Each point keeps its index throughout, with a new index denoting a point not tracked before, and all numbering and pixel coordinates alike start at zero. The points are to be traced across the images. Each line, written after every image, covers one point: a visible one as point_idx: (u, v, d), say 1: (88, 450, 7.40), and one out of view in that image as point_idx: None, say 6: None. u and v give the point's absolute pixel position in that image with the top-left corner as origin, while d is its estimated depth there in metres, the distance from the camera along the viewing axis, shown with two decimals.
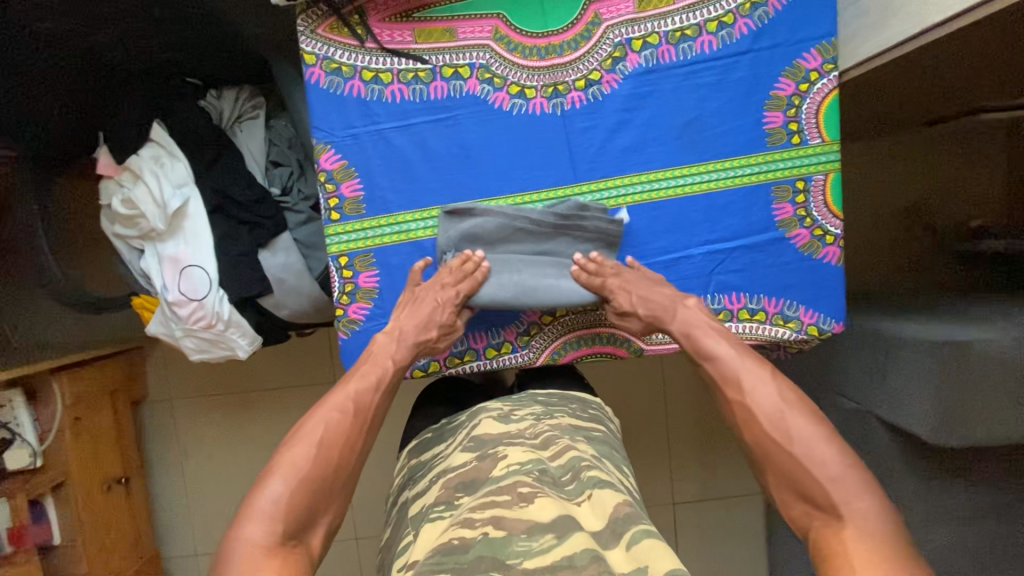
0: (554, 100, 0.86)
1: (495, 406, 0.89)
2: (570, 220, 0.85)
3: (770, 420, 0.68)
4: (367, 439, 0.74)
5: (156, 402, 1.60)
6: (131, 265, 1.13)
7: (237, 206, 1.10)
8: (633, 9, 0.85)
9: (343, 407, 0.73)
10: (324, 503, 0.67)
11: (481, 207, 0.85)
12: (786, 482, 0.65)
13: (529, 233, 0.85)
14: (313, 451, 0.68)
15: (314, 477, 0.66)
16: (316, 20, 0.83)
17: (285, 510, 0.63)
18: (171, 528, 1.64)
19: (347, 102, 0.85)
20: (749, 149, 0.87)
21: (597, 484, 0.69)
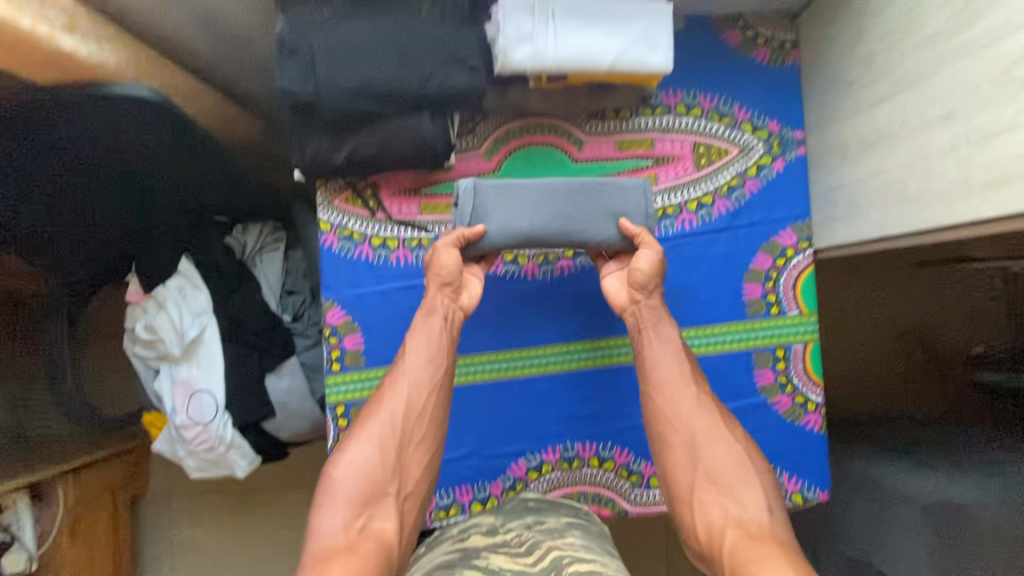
0: (545, 267, 0.93)
1: (487, 520, 0.86)
2: (592, 187, 0.84)
3: (707, 435, 0.79)
4: (416, 415, 0.81)
5: (153, 503, 1.61)
6: (146, 384, 1.20)
7: (251, 333, 1.17)
8: None
9: (407, 385, 0.81)
10: (387, 478, 0.78)
11: (506, 184, 0.84)
12: (712, 479, 0.77)
13: (559, 201, 0.84)
14: (371, 440, 0.78)
15: (374, 462, 0.77)
16: (333, 193, 0.92)
17: (354, 488, 0.76)
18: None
19: (355, 266, 0.93)
20: (730, 317, 0.92)
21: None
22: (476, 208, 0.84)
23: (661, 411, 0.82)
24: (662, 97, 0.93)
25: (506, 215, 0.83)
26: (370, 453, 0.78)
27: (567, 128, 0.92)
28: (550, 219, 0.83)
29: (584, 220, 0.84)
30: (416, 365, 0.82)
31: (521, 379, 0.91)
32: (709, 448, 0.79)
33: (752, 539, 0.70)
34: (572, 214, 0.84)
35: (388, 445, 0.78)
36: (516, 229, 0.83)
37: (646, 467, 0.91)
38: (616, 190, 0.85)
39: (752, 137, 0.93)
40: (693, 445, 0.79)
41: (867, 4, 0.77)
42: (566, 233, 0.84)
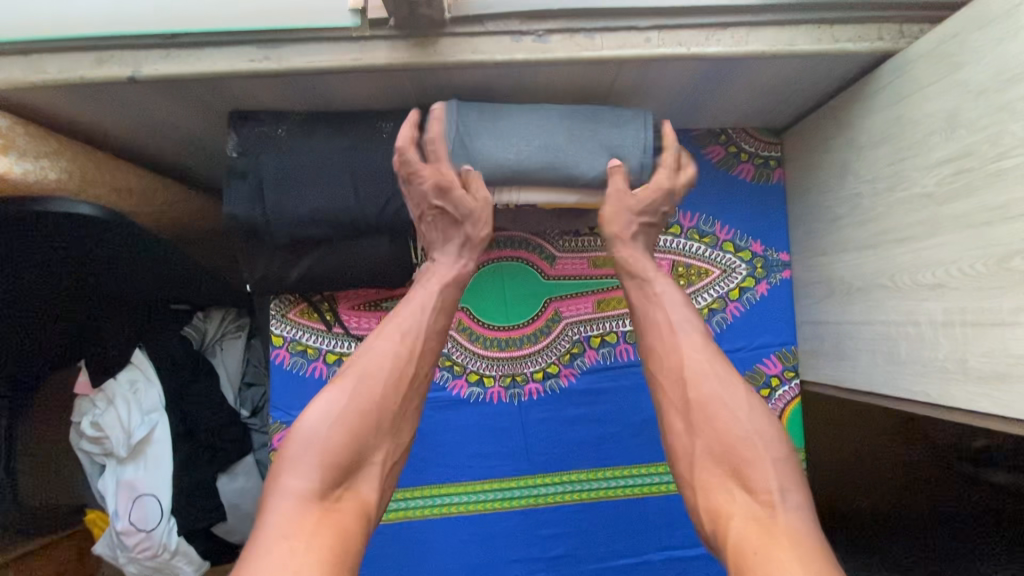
0: (512, 390, 0.86)
1: None
2: (586, 117, 0.75)
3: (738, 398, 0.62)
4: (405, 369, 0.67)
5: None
6: (92, 480, 1.12)
7: (204, 430, 1.11)
8: (591, 309, 0.87)
9: (391, 333, 0.68)
10: (376, 438, 0.63)
11: (492, 109, 0.74)
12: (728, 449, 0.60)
13: (547, 128, 0.74)
14: (350, 386, 0.63)
15: (348, 412, 0.61)
16: (287, 305, 0.87)
17: (326, 447, 0.59)
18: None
19: (307, 384, 0.86)
20: None
21: None
22: (459, 133, 0.73)
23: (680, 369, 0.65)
24: (678, 215, 0.88)
25: (490, 140, 0.73)
26: (349, 399, 0.62)
27: (537, 245, 0.88)
28: (537, 145, 0.73)
29: (577, 152, 0.74)
30: (402, 317, 0.69)
31: (481, 515, 0.84)
32: (738, 414, 0.61)
33: (779, 531, 0.53)
34: (562, 142, 0.74)
35: (366, 397, 0.63)
36: (499, 160, 0.73)
37: None
38: (612, 122, 0.75)
39: (734, 258, 0.88)
40: (717, 411, 0.62)
41: (851, 140, 0.74)
42: (555, 168, 0.73)
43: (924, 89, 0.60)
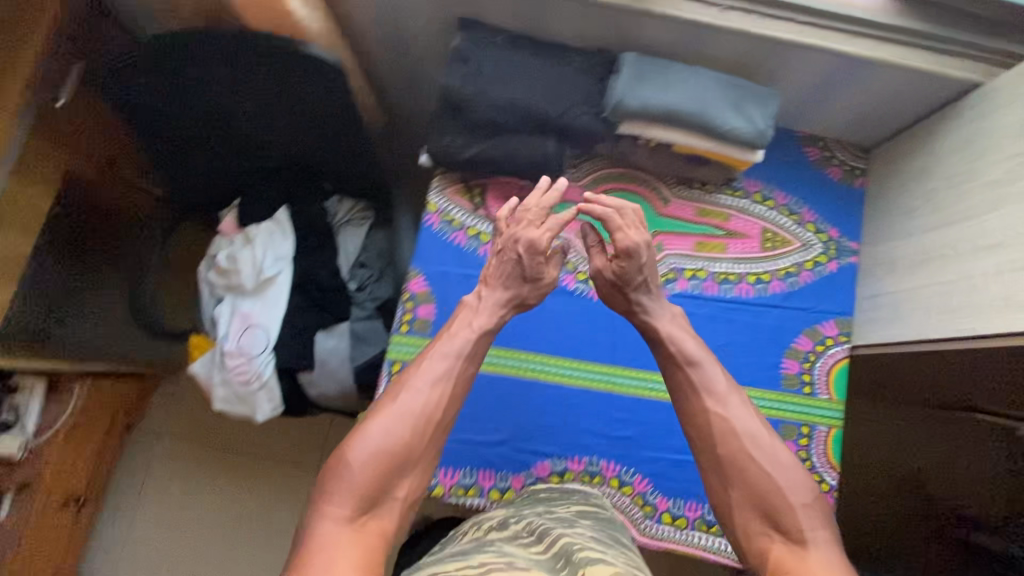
0: None
1: (496, 516, 0.88)
2: (735, 87, 0.93)
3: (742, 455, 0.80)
4: (438, 407, 0.81)
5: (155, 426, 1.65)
6: (206, 308, 1.27)
7: (319, 288, 1.26)
8: (690, 247, 1.04)
9: (427, 380, 0.82)
10: (404, 469, 0.78)
11: (663, 64, 0.92)
12: (756, 499, 0.78)
13: (703, 88, 0.91)
14: (388, 426, 0.78)
15: (383, 447, 0.77)
16: (447, 183, 1.06)
17: (358, 481, 0.74)
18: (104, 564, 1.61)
19: (448, 247, 1.04)
20: (762, 384, 1.01)
21: (587, 562, 0.66)
22: (633, 76, 0.91)
23: (706, 436, 0.82)
24: (772, 193, 1.07)
25: (656, 87, 0.90)
26: (389, 438, 0.77)
27: (657, 186, 1.06)
28: (693, 98, 0.90)
29: (722, 109, 0.91)
30: (431, 362, 0.84)
31: (566, 388, 0.99)
32: (760, 474, 0.78)
33: (808, 567, 0.71)
34: (713, 100, 0.91)
35: (398, 432, 0.78)
36: (661, 101, 0.90)
37: (661, 502, 0.96)
38: (756, 96, 0.93)
39: (814, 237, 1.06)
40: (745, 467, 0.79)
41: (936, 148, 0.94)
42: (702, 117, 0.90)
43: (1004, 108, 0.81)
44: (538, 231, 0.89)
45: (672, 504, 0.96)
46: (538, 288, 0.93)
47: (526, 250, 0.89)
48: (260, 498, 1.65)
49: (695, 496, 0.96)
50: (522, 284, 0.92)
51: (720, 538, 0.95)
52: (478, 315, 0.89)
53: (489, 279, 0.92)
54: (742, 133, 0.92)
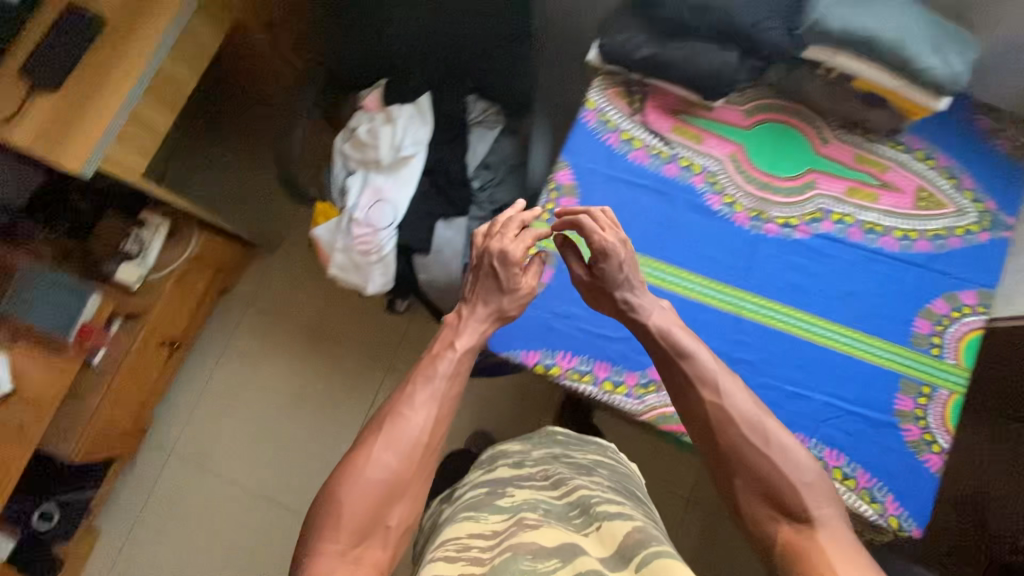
0: (754, 222, 1.02)
1: (514, 452, 1.06)
2: (940, 29, 0.94)
3: (743, 443, 0.78)
4: (425, 432, 0.82)
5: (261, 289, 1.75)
6: (337, 177, 1.32)
7: (448, 179, 1.30)
8: (842, 191, 1.03)
9: (418, 404, 0.83)
10: (394, 501, 0.77)
11: None
12: (756, 484, 0.76)
13: (909, 21, 0.93)
14: (364, 483, 0.76)
15: (371, 478, 0.77)
16: (609, 84, 1.06)
17: (349, 514, 0.74)
18: (182, 407, 1.74)
19: (599, 146, 1.04)
20: (890, 337, 1.00)
21: (607, 517, 0.79)
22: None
23: (705, 429, 0.80)
24: (937, 153, 1.05)
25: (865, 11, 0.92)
26: (373, 484, 0.76)
27: (817, 124, 1.05)
28: (899, 28, 0.92)
29: (924, 45, 0.92)
30: (421, 394, 0.84)
31: (692, 302, 1.00)
32: (759, 457, 0.76)
33: (819, 544, 0.70)
34: (917, 34, 0.92)
35: (385, 453, 0.78)
36: (868, 23, 0.92)
37: None
38: (957, 41, 0.94)
39: (970, 205, 1.04)
40: (746, 453, 0.77)
41: None
42: (904, 49, 0.92)
43: None
44: (513, 242, 0.90)
45: None
46: (517, 299, 0.93)
47: (504, 263, 0.89)
48: (334, 379, 1.76)
49: (802, 429, 0.97)
50: (501, 297, 0.92)
51: None
52: (468, 333, 0.90)
53: (475, 299, 0.92)
54: (935, 75, 0.93)
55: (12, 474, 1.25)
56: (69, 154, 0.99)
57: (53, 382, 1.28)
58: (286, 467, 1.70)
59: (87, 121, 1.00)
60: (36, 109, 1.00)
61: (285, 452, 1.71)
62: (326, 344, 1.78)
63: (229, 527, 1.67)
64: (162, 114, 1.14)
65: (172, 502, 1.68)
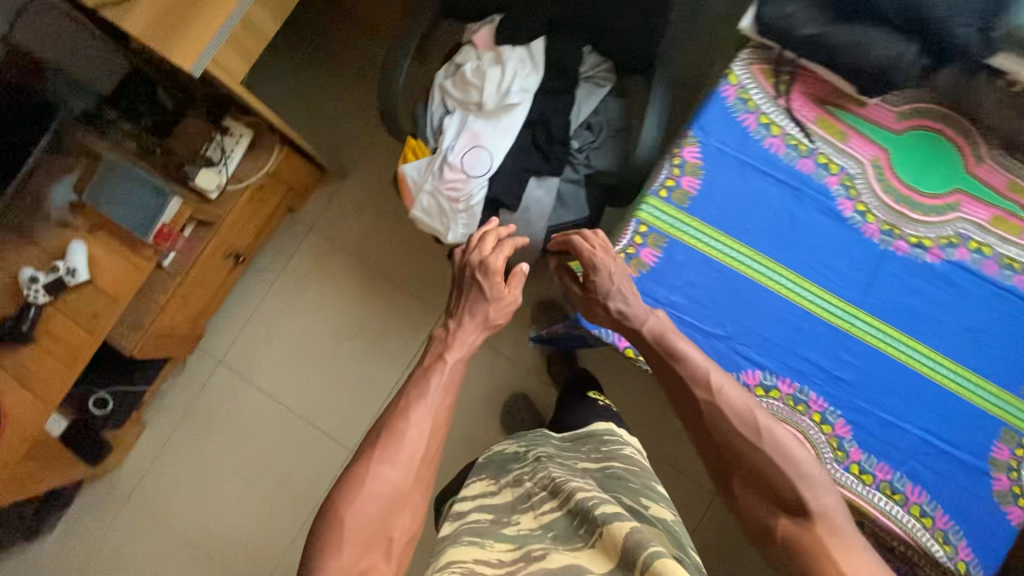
0: (884, 236, 0.94)
1: (512, 463, 1.08)
2: None
3: (738, 438, 0.78)
4: (417, 448, 0.87)
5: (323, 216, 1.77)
6: (433, 115, 1.26)
7: (548, 134, 1.22)
8: (987, 219, 0.94)
9: (412, 417, 0.89)
10: (394, 513, 0.83)
11: None
12: (751, 480, 0.76)
13: None
14: (367, 501, 0.82)
15: (368, 491, 0.82)
16: (757, 59, 0.97)
17: (351, 532, 0.80)
18: (235, 318, 1.76)
19: (734, 126, 0.96)
20: (1001, 382, 0.93)
21: (605, 521, 0.80)
22: None
23: (700, 431, 0.82)
24: None
25: None
26: (372, 500, 0.82)
27: (974, 138, 0.95)
28: None
29: None
30: (415, 410, 0.90)
31: (800, 310, 0.94)
32: (752, 450, 0.77)
33: (820, 539, 0.70)
34: None
35: (377, 464, 0.85)
36: None
37: (853, 451, 0.92)
38: None
39: None
40: (741, 449, 0.78)
41: None
42: None
43: None
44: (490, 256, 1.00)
45: (863, 457, 0.92)
46: (499, 308, 1.01)
47: (483, 275, 0.98)
48: (385, 317, 1.75)
49: (888, 459, 0.92)
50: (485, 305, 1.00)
51: (898, 506, 0.91)
52: (462, 333, 0.99)
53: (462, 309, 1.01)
54: None
55: (79, 364, 1.26)
56: (180, 49, 0.93)
57: (124, 282, 1.27)
58: (328, 393, 1.74)
59: (202, 16, 0.94)
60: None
61: (328, 379, 1.74)
62: (382, 281, 1.76)
63: (267, 439, 1.72)
64: (270, 20, 1.08)
65: (217, 407, 1.74)
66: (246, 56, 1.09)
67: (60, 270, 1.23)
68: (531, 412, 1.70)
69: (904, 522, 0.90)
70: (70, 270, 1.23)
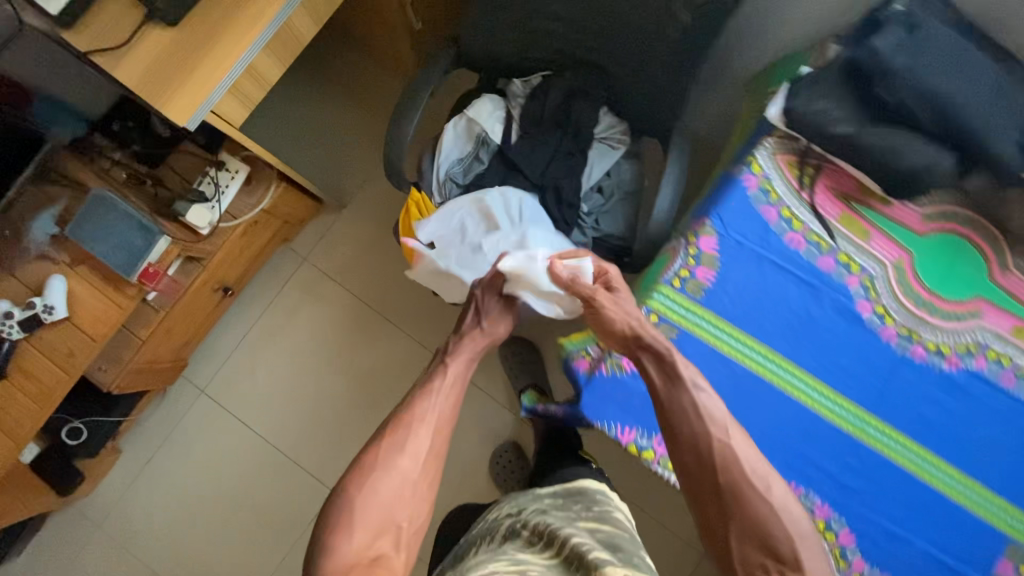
0: (902, 342, 0.92)
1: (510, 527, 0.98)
2: None
3: (740, 463, 0.75)
4: (430, 440, 0.85)
5: (319, 246, 1.73)
6: (440, 167, 1.21)
7: (557, 198, 1.18)
8: (1008, 329, 0.92)
9: (428, 420, 0.86)
10: (400, 503, 0.80)
11: None
12: (743, 525, 0.72)
13: None
14: (376, 484, 0.79)
15: (378, 473, 0.80)
16: (781, 149, 0.93)
17: (360, 514, 0.77)
18: (219, 348, 1.71)
19: (754, 218, 0.92)
20: (1009, 498, 0.91)
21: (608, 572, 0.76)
22: None
23: (700, 464, 0.76)
24: None
25: None
26: (384, 489, 0.79)
27: (1001, 245, 0.93)
28: None
29: None
30: (422, 401, 0.88)
31: (813, 414, 0.91)
32: (758, 499, 0.73)
33: None
34: None
35: (386, 448, 0.82)
36: None
37: (858, 562, 0.89)
38: None
39: None
40: (742, 491, 0.73)
41: None
42: None
43: None
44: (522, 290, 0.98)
45: (867, 568, 0.89)
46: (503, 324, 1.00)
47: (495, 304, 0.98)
48: (375, 355, 1.70)
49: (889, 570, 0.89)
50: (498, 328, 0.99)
51: None
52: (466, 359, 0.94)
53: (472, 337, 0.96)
54: None
55: (52, 402, 1.20)
56: (181, 105, 0.88)
57: (104, 321, 1.20)
58: (312, 430, 1.68)
59: (205, 67, 0.89)
60: (150, 41, 0.90)
61: (314, 415, 1.68)
62: (375, 317, 1.71)
63: (243, 471, 1.66)
64: (274, 67, 1.04)
65: (196, 438, 1.68)
66: (250, 102, 1.05)
67: (36, 307, 1.16)
68: (520, 461, 1.62)
69: None
70: (46, 308, 1.16)
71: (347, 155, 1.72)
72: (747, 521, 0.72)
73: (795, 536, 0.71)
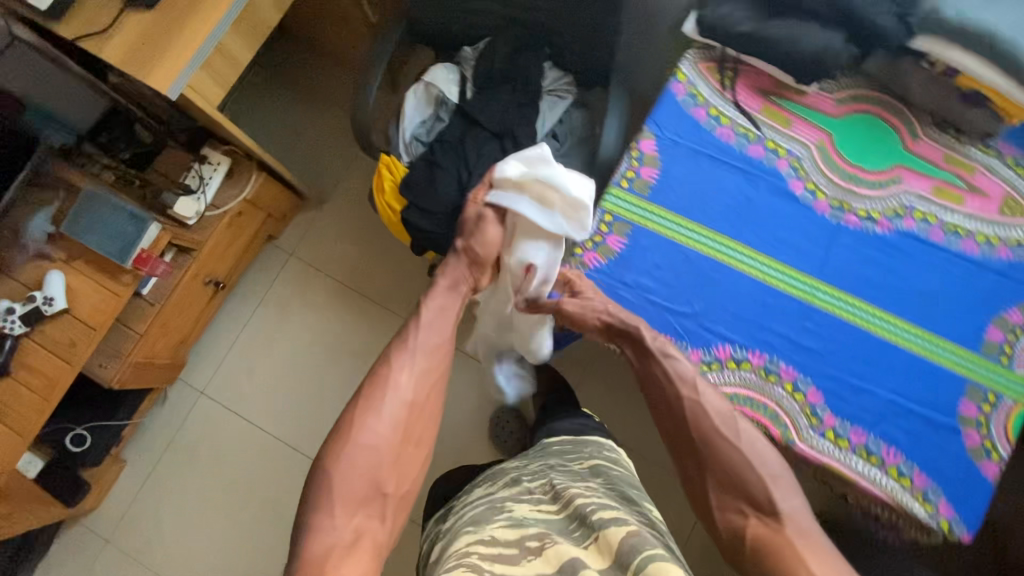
0: (835, 212, 1.00)
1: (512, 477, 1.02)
2: None
3: (721, 419, 0.84)
4: (408, 396, 0.88)
5: (305, 242, 1.81)
6: (405, 129, 1.32)
7: (516, 143, 1.27)
8: (928, 190, 1.01)
9: (403, 377, 0.89)
10: (382, 466, 0.82)
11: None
12: (720, 479, 0.81)
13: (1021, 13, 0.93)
14: (353, 452, 0.81)
15: (355, 440, 0.82)
16: (701, 58, 1.05)
17: (340, 482, 0.79)
18: (216, 349, 1.76)
19: (686, 119, 1.03)
20: (960, 342, 0.96)
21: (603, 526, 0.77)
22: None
23: (677, 425, 0.86)
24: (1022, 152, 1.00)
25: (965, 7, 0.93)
26: (360, 455, 0.81)
27: (908, 117, 1.03)
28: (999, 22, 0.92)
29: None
30: (398, 358, 0.90)
31: (765, 286, 0.98)
32: (730, 448, 0.82)
33: (788, 538, 0.75)
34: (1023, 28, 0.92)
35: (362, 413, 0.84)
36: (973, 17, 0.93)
37: (828, 418, 0.94)
38: None
39: None
40: (715, 444, 0.83)
41: None
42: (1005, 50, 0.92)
43: None
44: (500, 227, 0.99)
45: (838, 423, 0.93)
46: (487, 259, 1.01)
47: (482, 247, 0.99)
48: (367, 337, 1.75)
49: (861, 423, 0.94)
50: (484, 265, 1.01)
51: (875, 469, 0.92)
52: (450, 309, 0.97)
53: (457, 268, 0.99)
54: None
55: (54, 392, 1.24)
56: (160, 74, 0.99)
57: (102, 309, 1.27)
58: (311, 419, 1.71)
59: (180, 40, 1.00)
60: (128, 22, 1.01)
61: (312, 402, 1.72)
62: (364, 300, 1.77)
63: (246, 466, 1.68)
64: (244, 49, 1.16)
65: (198, 440, 1.70)
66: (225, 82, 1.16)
67: (37, 299, 1.23)
68: (517, 423, 1.67)
69: (880, 481, 0.91)
70: (47, 299, 1.23)
71: (324, 153, 1.83)
72: (723, 471, 0.81)
73: (766, 476, 0.79)
